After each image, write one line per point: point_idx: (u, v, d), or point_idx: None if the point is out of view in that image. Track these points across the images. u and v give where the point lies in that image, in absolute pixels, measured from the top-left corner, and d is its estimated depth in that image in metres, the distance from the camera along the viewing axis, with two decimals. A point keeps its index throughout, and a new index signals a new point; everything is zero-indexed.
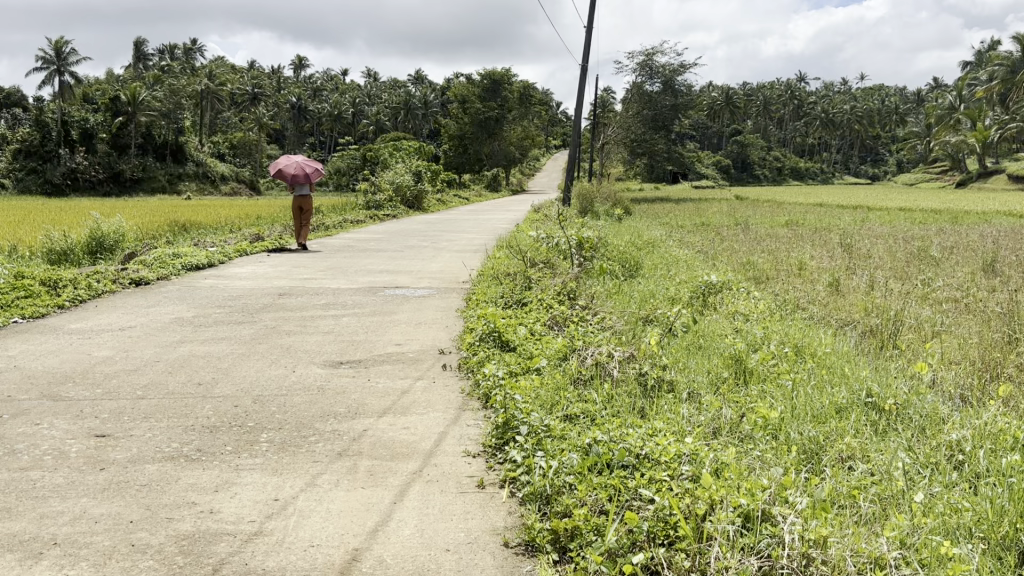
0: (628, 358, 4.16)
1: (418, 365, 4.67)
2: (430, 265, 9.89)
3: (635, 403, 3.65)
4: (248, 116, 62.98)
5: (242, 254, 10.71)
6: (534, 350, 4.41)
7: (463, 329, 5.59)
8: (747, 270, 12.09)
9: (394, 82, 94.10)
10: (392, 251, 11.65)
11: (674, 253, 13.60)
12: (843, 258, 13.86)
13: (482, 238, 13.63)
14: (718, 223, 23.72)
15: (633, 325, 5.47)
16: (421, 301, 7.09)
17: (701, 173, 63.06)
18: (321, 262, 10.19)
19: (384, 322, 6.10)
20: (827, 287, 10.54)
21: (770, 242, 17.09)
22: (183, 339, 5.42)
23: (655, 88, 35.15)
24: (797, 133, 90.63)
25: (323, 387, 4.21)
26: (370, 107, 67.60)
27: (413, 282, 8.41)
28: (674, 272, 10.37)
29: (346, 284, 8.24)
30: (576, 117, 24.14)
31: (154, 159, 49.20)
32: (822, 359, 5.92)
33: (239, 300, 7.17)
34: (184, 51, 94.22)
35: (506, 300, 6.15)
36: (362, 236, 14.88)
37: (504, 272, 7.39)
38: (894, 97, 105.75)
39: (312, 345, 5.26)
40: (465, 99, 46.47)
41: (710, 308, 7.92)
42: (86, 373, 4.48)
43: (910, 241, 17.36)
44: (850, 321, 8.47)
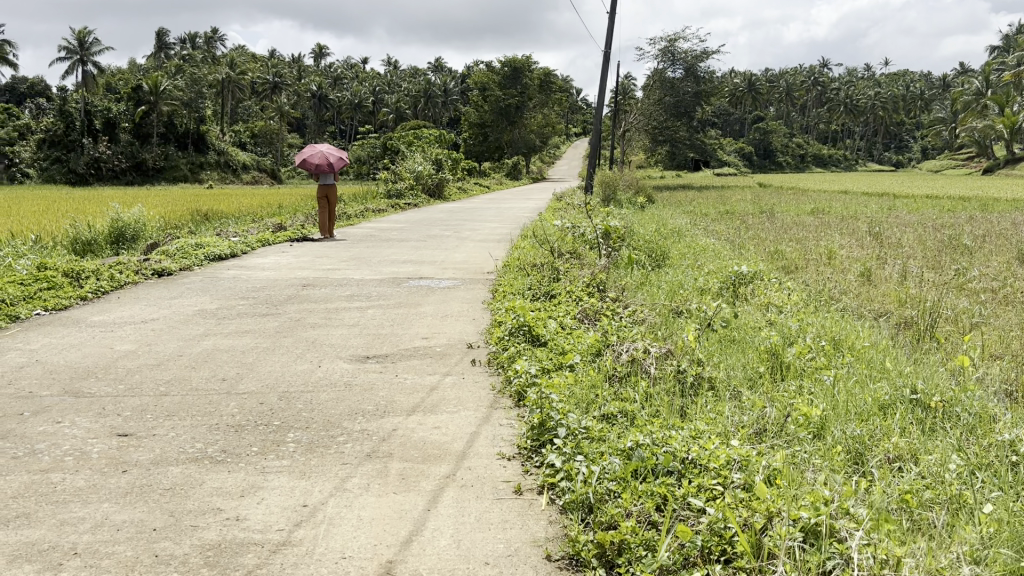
0: (665, 354, 4.01)
1: (446, 360, 4.54)
2: (454, 256, 9.75)
3: (675, 404, 3.52)
4: (269, 105, 63.15)
5: (264, 244, 10.64)
6: (566, 345, 4.26)
7: (490, 322, 5.46)
8: (776, 260, 11.87)
9: (414, 70, 94.06)
10: (415, 241, 11.55)
11: (701, 242, 13.40)
12: (873, 247, 13.61)
13: (505, 228, 13.49)
14: (743, 211, 23.44)
15: (666, 318, 5.32)
16: (446, 293, 6.96)
17: (723, 161, 62.54)
18: (345, 252, 10.09)
19: (409, 314, 5.98)
20: (858, 277, 10.31)
21: (796, 231, 16.82)
22: (207, 333, 5.32)
23: (677, 74, 34.82)
24: (820, 119, 89.72)
25: (350, 383, 4.09)
26: (390, 96, 67.58)
27: (438, 272, 8.28)
28: (702, 262, 10.18)
29: (369, 275, 8.12)
30: (599, 104, 23.91)
31: (175, 148, 49.46)
32: (861, 352, 5.74)
33: (262, 292, 7.07)
34: (204, 40, 94.58)
35: (534, 292, 6.01)
36: (383, 225, 14.78)
37: (532, 263, 7.26)
38: (919, 83, 104.44)
39: (337, 338, 5.14)
40: (485, 87, 46.28)
41: (742, 299, 7.76)
42: (108, 368, 4.39)
43: (940, 229, 17.03)
44: (884, 312, 8.26)
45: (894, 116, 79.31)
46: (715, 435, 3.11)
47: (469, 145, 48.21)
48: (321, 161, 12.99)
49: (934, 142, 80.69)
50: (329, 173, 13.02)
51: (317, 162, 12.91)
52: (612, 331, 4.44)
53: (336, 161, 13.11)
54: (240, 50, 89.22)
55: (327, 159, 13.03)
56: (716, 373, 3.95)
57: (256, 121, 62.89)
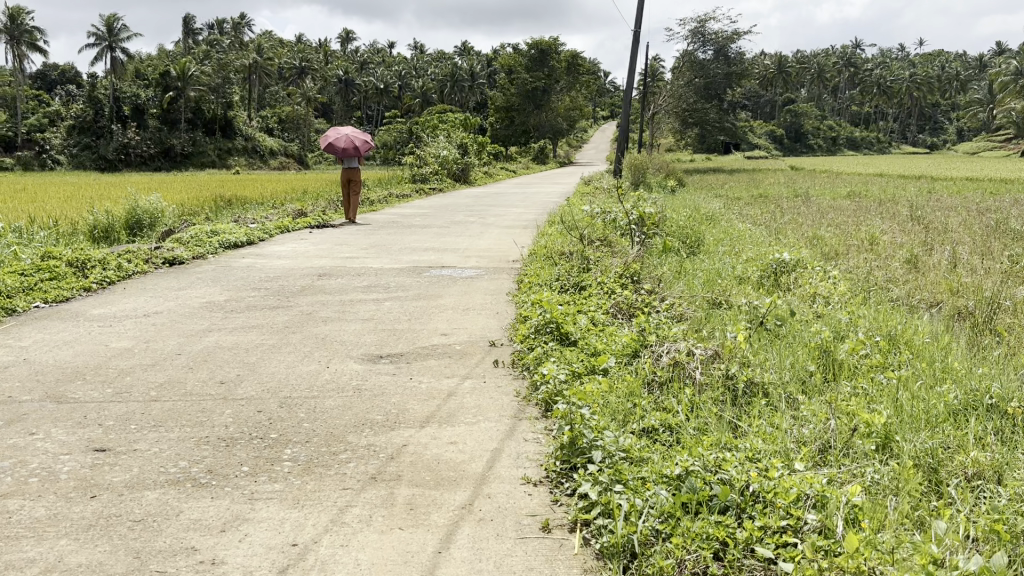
0: (713, 356, 3.60)
1: (466, 360, 4.13)
2: (479, 243, 9.33)
3: (726, 416, 3.13)
4: (296, 90, 63.13)
5: (283, 230, 10.31)
6: (598, 345, 3.84)
7: (515, 317, 5.04)
8: (816, 246, 11.38)
9: (441, 54, 93.64)
10: (438, 227, 11.17)
11: (736, 227, 12.92)
12: (916, 232, 13.07)
13: (532, 213, 13.07)
14: (776, 194, 22.88)
15: (706, 313, 4.89)
16: (469, 283, 6.54)
17: (754, 144, 61.56)
18: (365, 239, 9.70)
19: (429, 307, 5.58)
20: (904, 264, 9.77)
21: (834, 216, 16.23)
22: (211, 328, 4.94)
23: (707, 56, 34.12)
24: (852, 101, 88.17)
25: (359, 387, 3.69)
26: (417, 80, 67.27)
27: (462, 261, 7.87)
28: (740, 249, 9.69)
29: (389, 264, 7.73)
30: (628, 86, 23.38)
31: (203, 134, 49.51)
32: (922, 347, 5.28)
33: (275, 282, 6.69)
34: (233, 24, 94.73)
35: (561, 283, 5.58)
36: (408, 210, 14.39)
37: (560, 250, 6.83)
38: (955, 64, 102.42)
39: (349, 334, 4.74)
40: (512, 70, 45.75)
41: (785, 290, 7.30)
42: (98, 368, 4.02)
43: (985, 214, 16.37)
44: (936, 303, 7.75)
45: (928, 97, 77.66)
46: (775, 455, 2.72)
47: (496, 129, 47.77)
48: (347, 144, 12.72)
49: (971, 123, 78.91)
50: (354, 156, 12.76)
51: (342, 145, 12.64)
52: (651, 327, 4.04)
53: (361, 144, 12.86)
54: (267, 35, 89.25)
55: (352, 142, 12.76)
56: (770, 378, 3.54)
57: (283, 106, 62.93)
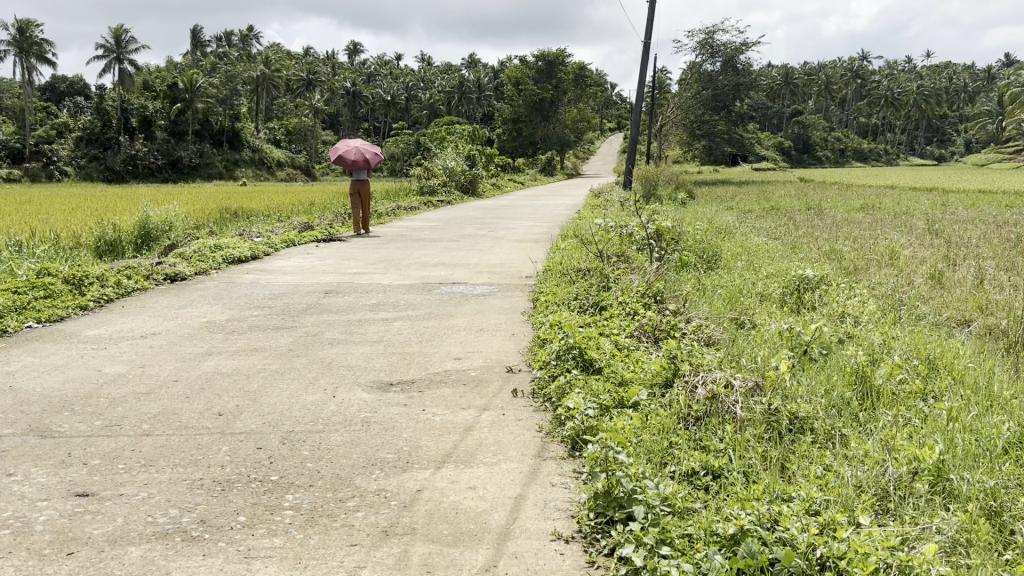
0: (755, 387, 3.31)
1: (483, 388, 3.85)
2: (490, 258, 9.06)
3: (772, 456, 2.86)
4: (303, 102, 63.08)
5: (289, 244, 10.07)
6: (627, 375, 3.55)
7: (533, 339, 4.76)
8: (835, 261, 11.08)
9: (449, 67, 93.76)
10: (448, 241, 10.91)
11: (752, 240, 12.64)
12: (936, 246, 12.76)
13: (542, 226, 12.82)
14: (788, 206, 22.61)
15: (737, 338, 4.60)
16: (482, 302, 6.26)
17: (762, 156, 61.23)
18: (374, 253, 9.44)
19: (440, 328, 5.29)
20: (928, 279, 9.48)
21: (850, 229, 15.94)
22: (210, 351, 4.67)
23: (716, 67, 33.89)
24: (861, 112, 87.87)
25: (368, 420, 3.40)
26: (424, 92, 67.25)
27: (474, 277, 7.61)
28: (759, 264, 9.41)
29: (398, 280, 7.46)
30: (638, 97, 23.15)
31: (211, 145, 49.39)
32: (964, 369, 4.99)
33: (279, 300, 6.42)
34: (241, 37, 94.99)
35: (581, 303, 5.30)
36: (416, 223, 14.16)
37: (577, 268, 6.55)
38: (963, 76, 102.17)
39: (357, 359, 4.45)
40: (519, 81, 45.63)
41: (811, 310, 7.02)
42: (88, 398, 3.73)
43: (1004, 227, 16.04)
44: (967, 322, 7.46)
45: (936, 109, 77.33)
46: (835, 507, 2.44)
47: (503, 140, 47.64)
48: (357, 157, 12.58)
49: (979, 134, 78.63)
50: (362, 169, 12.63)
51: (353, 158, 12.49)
52: (683, 353, 3.76)
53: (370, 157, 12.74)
54: (275, 46, 89.40)
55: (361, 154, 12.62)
56: (817, 414, 3.25)
57: (291, 118, 62.94)
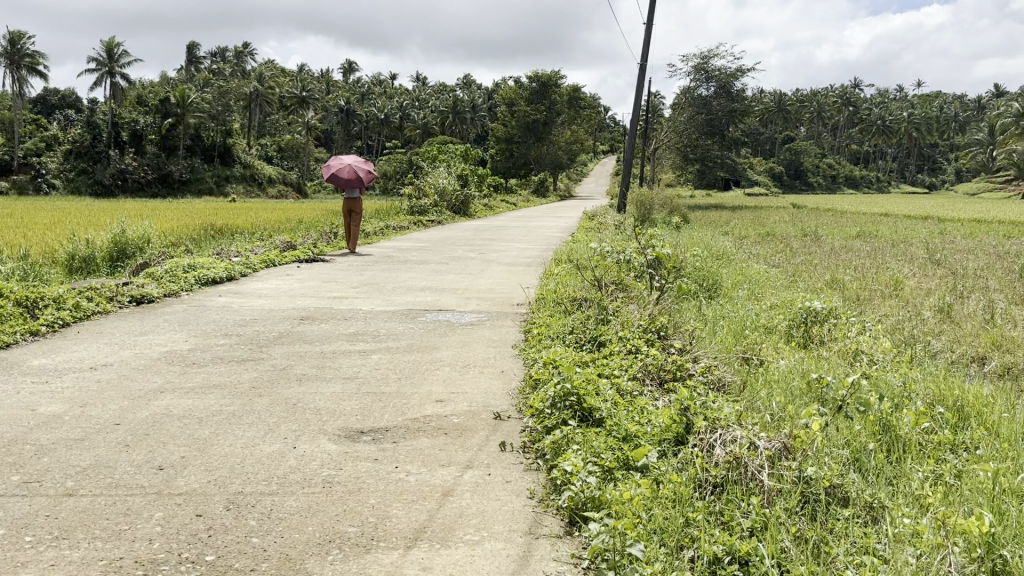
0: (783, 448, 2.86)
1: (465, 439, 3.37)
2: (480, 283, 8.61)
3: (808, 537, 2.42)
4: (296, 120, 62.71)
5: (269, 264, 9.60)
6: (632, 430, 3.11)
7: (524, 379, 4.28)
8: (839, 291, 10.66)
9: (442, 87, 93.69)
10: (436, 263, 10.45)
11: (751, 268, 12.21)
12: (939, 277, 12.37)
13: (534, 250, 12.37)
14: (783, 233, 22.24)
15: (749, 384, 4.18)
16: (469, 332, 5.78)
17: (754, 180, 61.12)
18: (357, 275, 8.98)
19: (422, 362, 4.82)
20: (935, 312, 9.09)
21: (849, 257, 15.56)
22: (163, 388, 4.17)
23: (710, 91, 33.67)
24: (852, 139, 88.15)
25: (329, 480, 2.93)
26: (416, 111, 66.99)
27: (462, 304, 7.15)
28: (762, 294, 8.99)
29: (381, 306, 6.99)
30: (634, 119, 22.83)
31: (202, 161, 48.86)
32: (994, 415, 4.57)
33: (249, 327, 5.93)
34: (234, 53, 94.71)
35: (577, 337, 4.84)
36: (404, 243, 13.69)
37: (573, 296, 6.12)
38: (953, 105, 102.90)
39: (325, 400, 3.97)
40: (512, 102, 45.40)
41: (821, 347, 6.60)
42: (12, 446, 3.24)
43: (1006, 257, 15.72)
44: (981, 360, 7.07)
45: (927, 137, 77.55)
46: None
47: (496, 161, 47.32)
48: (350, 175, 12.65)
49: (970, 164, 78.93)
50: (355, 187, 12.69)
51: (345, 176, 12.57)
52: (700, 404, 3.32)
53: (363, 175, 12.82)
54: (268, 63, 89.17)
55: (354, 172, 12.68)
56: (853, 481, 2.82)
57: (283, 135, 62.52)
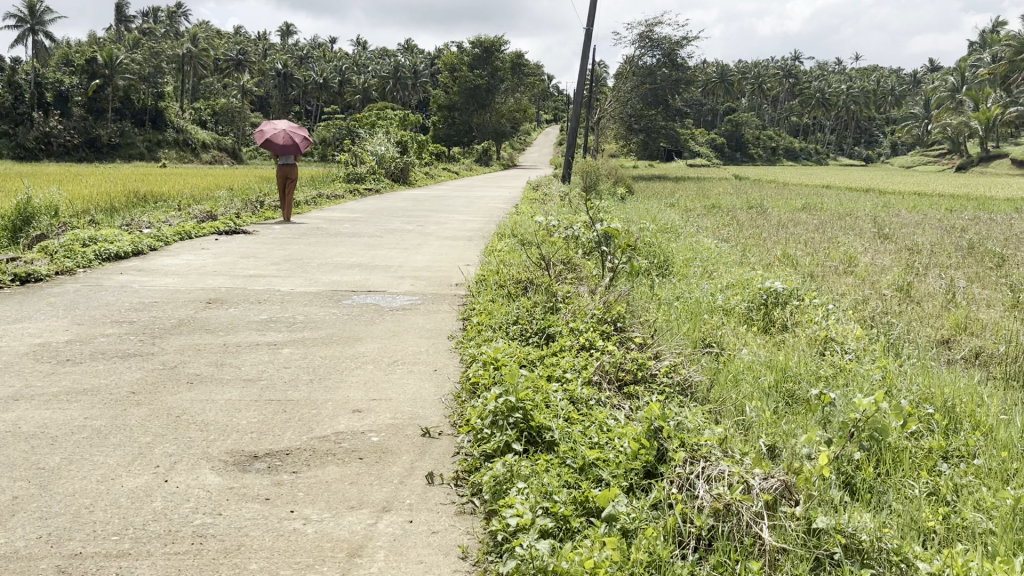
0: (782, 488, 2.27)
1: (381, 467, 2.72)
2: (416, 259, 7.91)
3: None
4: (232, 83, 60.59)
5: (183, 237, 8.76)
6: (593, 458, 2.52)
7: (460, 382, 3.63)
8: (792, 267, 10.22)
9: (384, 52, 91.76)
10: (369, 236, 9.73)
11: (701, 242, 11.73)
12: (891, 252, 12.05)
13: (477, 222, 11.69)
14: (730, 205, 21.92)
15: (718, 388, 3.62)
16: (400, 319, 5.10)
17: (696, 152, 61.11)
18: (281, 250, 8.20)
19: (341, 357, 4.12)
20: (896, 291, 8.69)
21: (798, 231, 15.21)
22: (18, 396, 3.40)
23: (654, 60, 33.15)
24: (792, 111, 88.87)
25: (200, 534, 2.24)
26: (356, 76, 65.40)
27: (394, 284, 6.44)
28: (717, 272, 8.48)
29: (301, 287, 6.24)
30: (579, 85, 22.20)
31: (132, 125, 46.80)
32: (988, 417, 4.06)
33: (145, 312, 5.16)
34: (166, 14, 91.21)
35: (523, 329, 4.20)
36: (338, 213, 12.88)
37: (518, 277, 5.49)
38: (890, 79, 104.71)
39: (217, 412, 3.26)
40: (454, 68, 44.33)
41: (784, 333, 6.11)
42: None
43: (955, 232, 15.55)
44: (946, 345, 6.66)
45: (865, 111, 78.47)
46: None
47: (438, 129, 46.38)
48: (286, 140, 11.97)
49: (907, 137, 80.43)
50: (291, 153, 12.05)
51: (282, 141, 11.89)
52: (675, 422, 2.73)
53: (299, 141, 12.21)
54: (202, 25, 86.10)
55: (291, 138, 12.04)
56: (871, 527, 2.23)
57: (217, 98, 60.47)
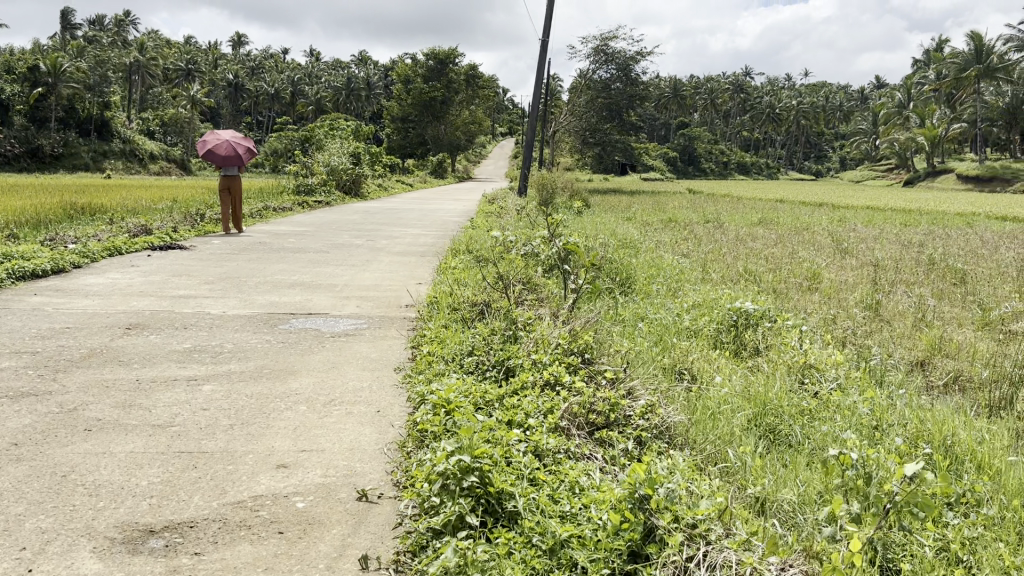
0: None
1: (303, 549, 2.22)
2: (364, 277, 7.39)
3: None
4: (180, 93, 59.29)
5: (111, 253, 8.14)
6: (565, 538, 2.07)
7: (407, 427, 3.13)
8: (754, 282, 9.94)
9: (337, 63, 90.95)
10: (314, 252, 9.17)
11: (662, 258, 11.38)
12: (854, 269, 11.84)
13: (430, 237, 11.20)
14: (687, 219, 21.73)
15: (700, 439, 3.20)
16: (342, 348, 4.59)
17: (649, 166, 61.30)
18: (217, 267, 7.62)
19: (273, 397, 3.59)
20: (865, 310, 8.40)
21: (757, 246, 14.98)
22: None
23: (609, 74, 33.03)
24: (742, 126, 89.96)
25: None
26: (309, 87, 64.50)
27: (337, 305, 5.91)
28: (681, 289, 8.12)
29: (235, 309, 5.69)
30: (535, 97, 21.87)
31: (76, 135, 45.38)
32: (995, 459, 3.65)
33: (54, 340, 4.59)
34: (114, 22, 89.32)
35: (478, 361, 3.72)
36: (283, 227, 12.29)
37: (473, 300, 5.02)
38: (838, 95, 106.70)
39: (113, 468, 2.72)
40: (408, 79, 43.80)
41: (758, 358, 5.73)
42: None
43: (912, 247, 15.49)
44: (923, 368, 6.33)
45: (814, 127, 79.67)
46: None
47: (391, 140, 45.74)
48: (228, 152, 11.31)
49: (854, 152, 81.87)
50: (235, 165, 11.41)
51: (224, 153, 11.25)
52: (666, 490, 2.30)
53: (244, 151, 11.50)
54: (149, 35, 84.44)
55: (234, 149, 11.37)
56: None
57: (166, 109, 59.12)
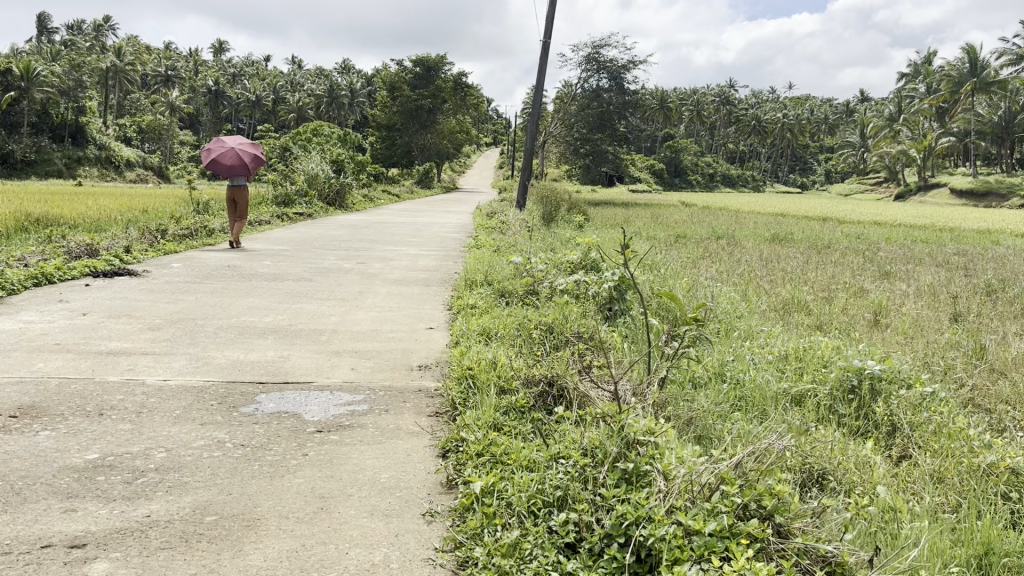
0: None
1: None
2: (357, 318, 5.75)
3: None
4: (159, 99, 57.29)
5: (39, 282, 6.49)
6: None
7: None
8: (814, 316, 8.40)
9: (320, 71, 89.08)
10: (293, 280, 7.54)
11: (700, 283, 9.81)
12: (917, 299, 10.25)
13: (429, 260, 9.55)
14: (698, 234, 20.16)
15: None
16: (337, 457, 2.98)
17: (636, 178, 59.98)
18: (170, 304, 5.96)
19: None
20: (973, 357, 6.80)
21: (788, 267, 13.43)
22: None
23: (603, 84, 31.11)
24: (728, 139, 88.87)
25: None
26: (290, 94, 62.69)
27: (324, 368, 4.28)
28: (749, 331, 6.61)
29: (183, 377, 4.05)
30: (534, 104, 20.35)
31: (49, 140, 43.48)
32: None
33: None
34: (94, 28, 87.06)
35: (584, 521, 2.13)
36: (260, 245, 10.67)
37: (529, 377, 3.45)
38: (823, 109, 106.11)
39: None
40: (392, 86, 42.16)
41: (906, 445, 4.13)
42: None
43: (956, 270, 13.96)
44: None
45: (801, 140, 78.78)
46: None
47: (376, 148, 44.05)
48: (234, 161, 10.00)
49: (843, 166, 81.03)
50: (242, 175, 10.09)
51: (229, 162, 9.93)
52: None
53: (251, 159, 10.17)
54: (128, 41, 82.18)
55: (240, 157, 10.05)
56: None
57: (144, 116, 57.06)
